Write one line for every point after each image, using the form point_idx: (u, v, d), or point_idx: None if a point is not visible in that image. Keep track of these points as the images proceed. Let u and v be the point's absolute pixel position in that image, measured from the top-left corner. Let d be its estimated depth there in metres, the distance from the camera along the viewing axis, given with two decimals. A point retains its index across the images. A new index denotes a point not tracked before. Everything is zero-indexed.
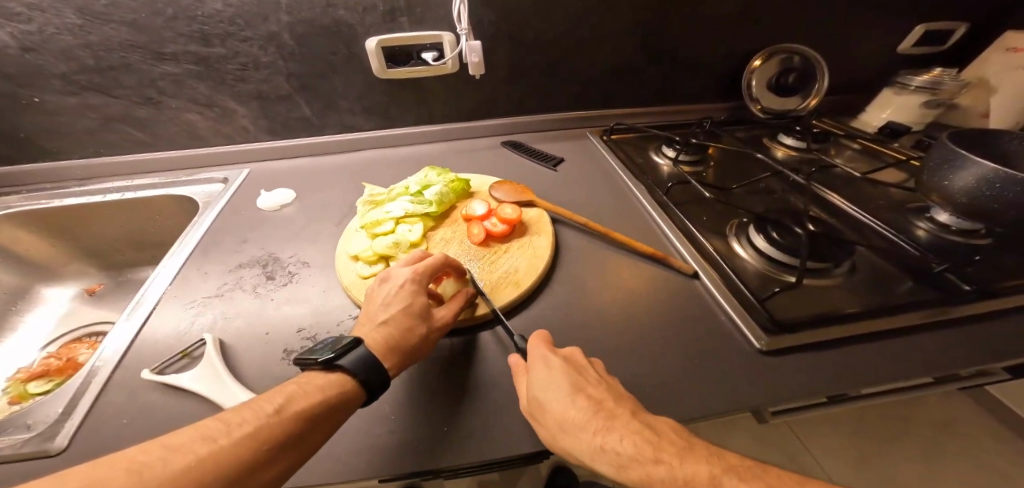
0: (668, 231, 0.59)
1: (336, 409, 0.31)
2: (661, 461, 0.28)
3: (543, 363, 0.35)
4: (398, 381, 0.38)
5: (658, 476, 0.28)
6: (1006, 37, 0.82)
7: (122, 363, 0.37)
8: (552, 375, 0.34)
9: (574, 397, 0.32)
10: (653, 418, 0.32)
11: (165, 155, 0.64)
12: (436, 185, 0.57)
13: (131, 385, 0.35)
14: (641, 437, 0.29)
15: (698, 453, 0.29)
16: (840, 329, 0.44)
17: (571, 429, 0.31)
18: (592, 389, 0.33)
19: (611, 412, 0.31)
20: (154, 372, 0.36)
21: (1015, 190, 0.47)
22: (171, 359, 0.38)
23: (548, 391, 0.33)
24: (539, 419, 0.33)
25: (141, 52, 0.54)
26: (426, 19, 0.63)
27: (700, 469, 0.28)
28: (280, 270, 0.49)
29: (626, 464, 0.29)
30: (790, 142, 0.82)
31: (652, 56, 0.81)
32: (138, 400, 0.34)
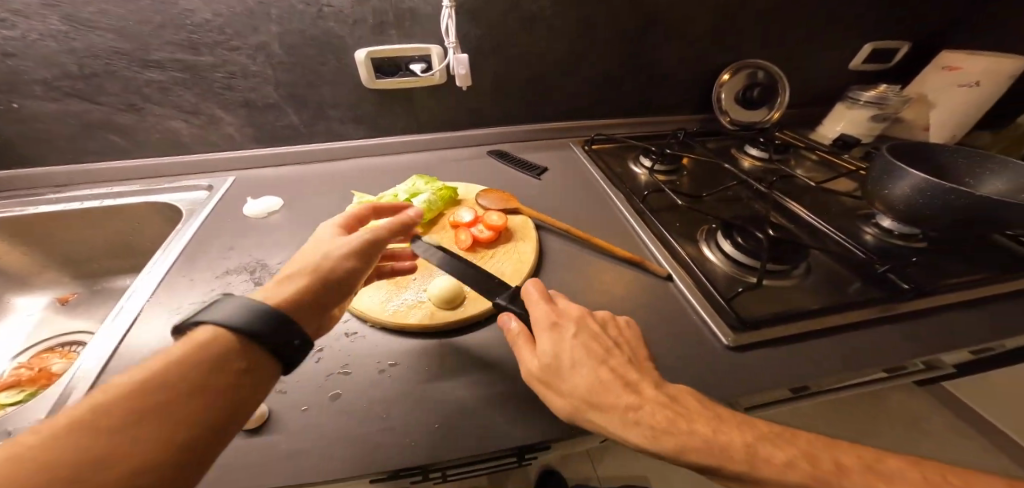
0: (645, 237, 0.63)
1: (215, 368, 0.26)
2: (695, 431, 0.30)
3: (557, 336, 0.36)
4: (389, 383, 0.40)
5: (693, 445, 0.29)
6: (941, 57, 0.90)
7: (107, 368, 0.37)
8: (572, 347, 0.35)
9: (598, 370, 0.33)
10: (671, 387, 0.34)
11: (147, 163, 0.64)
12: (424, 193, 0.59)
13: None
14: (670, 408, 0.31)
15: (729, 423, 0.31)
16: (797, 326, 0.48)
17: (599, 403, 0.32)
18: (609, 361, 0.35)
19: (636, 386, 0.33)
20: None
21: (943, 198, 0.53)
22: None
23: (570, 365, 0.34)
24: (560, 390, 0.33)
25: (127, 59, 0.54)
26: (416, 32, 0.65)
27: (735, 438, 0.30)
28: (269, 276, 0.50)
29: (658, 432, 0.30)
30: (755, 153, 0.88)
31: (629, 72, 0.86)
32: None
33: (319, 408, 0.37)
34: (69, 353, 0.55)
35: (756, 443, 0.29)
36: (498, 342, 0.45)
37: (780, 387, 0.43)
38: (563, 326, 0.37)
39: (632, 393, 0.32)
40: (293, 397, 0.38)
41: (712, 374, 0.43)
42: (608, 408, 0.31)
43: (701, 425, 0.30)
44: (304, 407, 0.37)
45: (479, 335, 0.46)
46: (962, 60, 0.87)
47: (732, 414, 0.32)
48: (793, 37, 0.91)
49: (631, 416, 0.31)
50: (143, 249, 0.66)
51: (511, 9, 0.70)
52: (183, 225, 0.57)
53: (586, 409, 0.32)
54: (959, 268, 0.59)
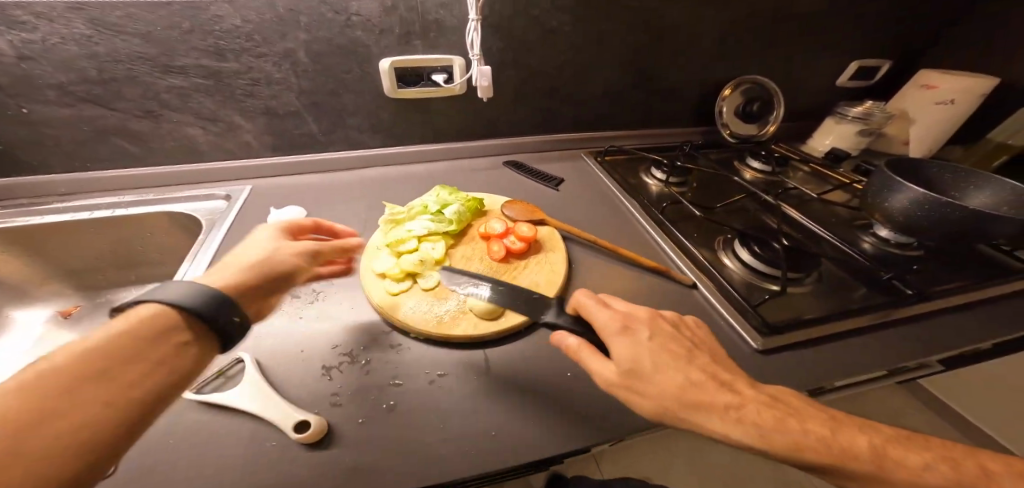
0: (665, 246, 0.66)
1: (148, 343, 0.25)
2: (808, 431, 0.32)
3: (635, 341, 0.37)
4: (442, 394, 0.40)
5: (810, 444, 0.31)
6: (921, 75, 0.99)
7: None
8: (656, 349, 0.37)
9: (688, 373, 0.35)
10: (763, 387, 0.36)
11: (159, 171, 0.62)
12: (453, 204, 0.60)
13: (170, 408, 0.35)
14: (772, 408, 0.33)
15: (837, 423, 0.33)
16: (818, 330, 0.52)
17: (698, 405, 0.33)
18: (693, 363, 0.36)
19: (731, 386, 0.35)
20: (195, 393, 0.36)
21: (941, 211, 0.58)
22: (209, 377, 0.37)
23: (654, 367, 0.35)
24: (644, 391, 0.34)
25: (150, 65, 0.53)
26: (441, 44, 0.66)
27: (848, 438, 0.32)
28: (303, 288, 0.49)
29: (767, 433, 0.31)
30: (756, 166, 0.93)
31: (638, 85, 0.89)
32: (182, 422, 0.34)
33: (375, 420, 0.37)
34: None
35: (879, 445, 0.32)
36: (541, 352, 0.46)
37: (802, 387, 0.46)
38: (636, 330, 0.39)
39: (730, 394, 0.34)
40: (349, 410, 0.37)
41: None
42: (708, 408, 0.32)
43: (814, 425, 0.32)
44: (361, 419, 0.37)
45: (521, 344, 0.47)
46: (939, 80, 0.94)
47: (836, 413, 0.35)
48: (787, 56, 0.96)
49: (733, 416, 0.32)
50: (153, 260, 0.63)
51: (532, 24, 0.72)
52: (204, 236, 0.55)
53: (682, 410, 0.33)
54: (951, 275, 0.64)
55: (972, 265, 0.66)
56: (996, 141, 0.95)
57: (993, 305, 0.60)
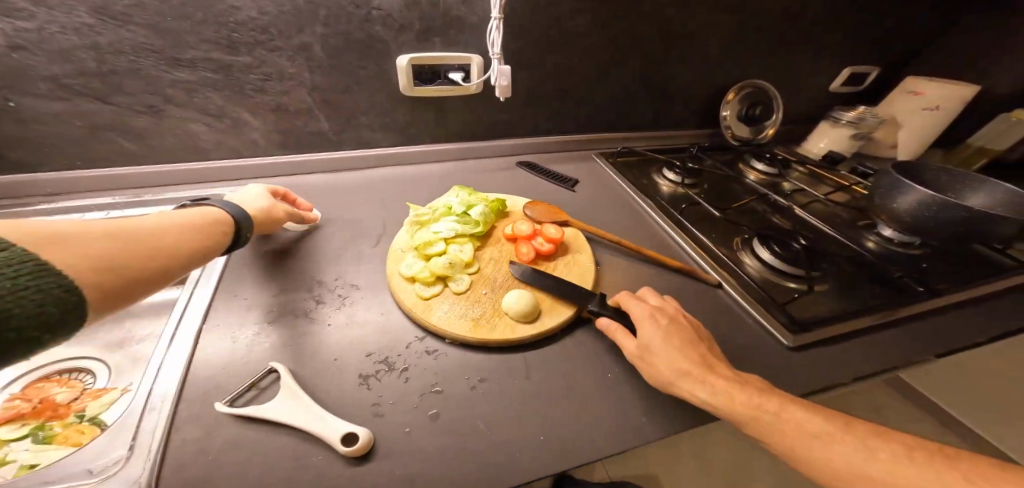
0: (685, 246, 0.66)
1: (212, 233, 0.40)
2: (768, 406, 0.36)
3: (656, 324, 0.43)
4: (488, 400, 0.39)
5: (763, 413, 0.36)
6: (908, 82, 1.03)
7: (181, 398, 0.34)
8: (664, 332, 0.42)
9: (689, 351, 0.41)
10: (744, 373, 0.41)
11: (158, 170, 0.58)
12: (478, 205, 0.58)
13: (201, 423, 0.32)
14: (744, 387, 0.38)
15: (806, 408, 0.37)
16: (842, 326, 0.53)
17: (688, 374, 0.39)
18: (699, 347, 0.42)
19: (719, 368, 0.40)
20: (228, 406, 0.33)
21: (947, 211, 0.60)
22: (242, 389, 0.35)
23: (663, 343, 0.41)
24: (647, 360, 0.41)
25: (156, 57, 0.49)
26: (459, 41, 0.65)
27: (805, 418, 0.36)
28: (329, 294, 0.46)
29: (729, 398, 0.37)
30: (761, 168, 0.94)
31: (648, 88, 0.90)
32: (218, 438, 0.31)
33: (421, 428, 0.35)
34: (68, 383, 0.51)
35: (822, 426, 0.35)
36: (581, 355, 0.45)
37: (830, 382, 0.47)
38: (660, 317, 0.45)
39: (712, 369, 0.39)
40: (393, 419, 0.36)
41: (771, 373, 0.47)
42: (694, 377, 0.38)
43: (773, 402, 0.37)
44: (406, 428, 0.35)
45: (561, 349, 0.46)
46: (924, 86, 0.99)
47: (798, 400, 0.38)
48: (786, 63, 1.00)
49: (705, 382, 0.38)
50: None
51: (551, 24, 0.71)
52: None
53: (677, 378, 0.39)
54: (951, 273, 0.67)
55: (970, 264, 0.70)
56: (975, 146, 1.02)
57: (989, 300, 0.63)
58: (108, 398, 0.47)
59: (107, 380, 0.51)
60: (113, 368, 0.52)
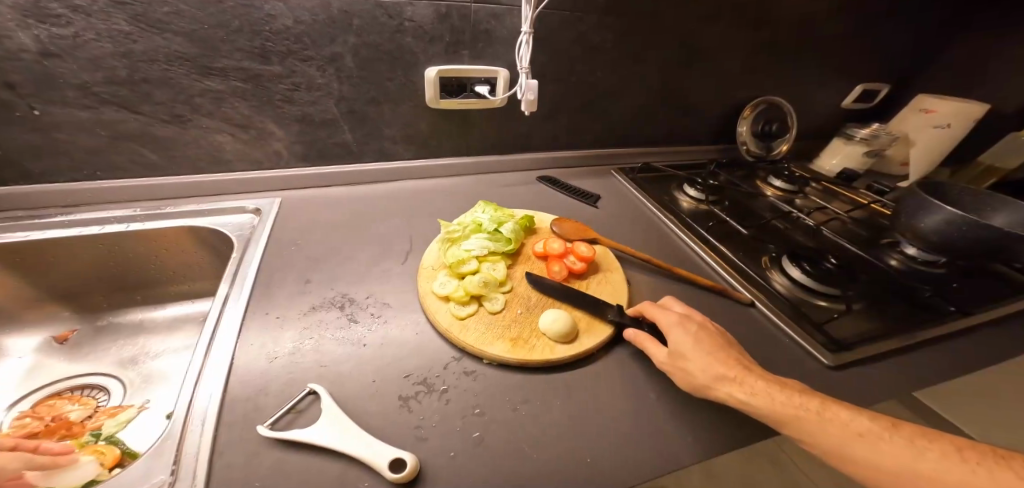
0: (713, 264, 0.65)
1: None
2: (809, 406, 0.34)
3: (684, 329, 0.42)
4: (531, 423, 0.37)
5: (807, 414, 0.34)
6: (919, 99, 1.04)
7: (220, 421, 0.31)
8: (694, 337, 0.41)
9: (722, 353, 0.39)
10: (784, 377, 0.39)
11: (178, 182, 0.56)
12: (508, 222, 0.57)
13: (240, 449, 0.30)
14: (781, 388, 0.36)
15: (848, 408, 0.35)
16: (880, 345, 0.52)
17: (725, 376, 0.37)
18: (732, 351, 0.40)
19: (755, 370, 0.38)
20: (271, 428, 0.31)
21: (976, 231, 0.60)
22: (282, 411, 0.32)
23: (696, 348, 0.39)
24: (681, 367, 0.39)
25: (189, 66, 0.48)
26: (485, 55, 0.65)
27: (849, 417, 0.33)
28: (361, 312, 0.44)
29: (769, 400, 0.35)
30: (778, 184, 0.94)
31: (667, 104, 0.90)
32: (263, 464, 0.29)
33: (468, 453, 0.33)
34: (81, 400, 0.48)
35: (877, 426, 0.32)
36: (621, 377, 0.44)
37: (875, 404, 0.46)
38: (688, 323, 0.43)
39: (750, 372, 0.38)
40: (438, 444, 0.34)
41: None
42: (729, 378, 0.37)
43: (809, 400, 0.35)
44: (451, 452, 0.33)
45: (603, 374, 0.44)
46: (936, 105, 1.00)
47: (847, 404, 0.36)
48: (801, 80, 1.01)
49: (741, 381, 0.36)
50: (170, 278, 0.58)
51: (578, 39, 0.71)
52: (240, 254, 0.49)
53: (713, 382, 0.37)
54: (977, 292, 0.67)
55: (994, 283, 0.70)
56: (985, 165, 1.04)
57: (1020, 319, 0.62)
58: (125, 415, 0.45)
59: (122, 397, 0.48)
60: (127, 385, 0.50)
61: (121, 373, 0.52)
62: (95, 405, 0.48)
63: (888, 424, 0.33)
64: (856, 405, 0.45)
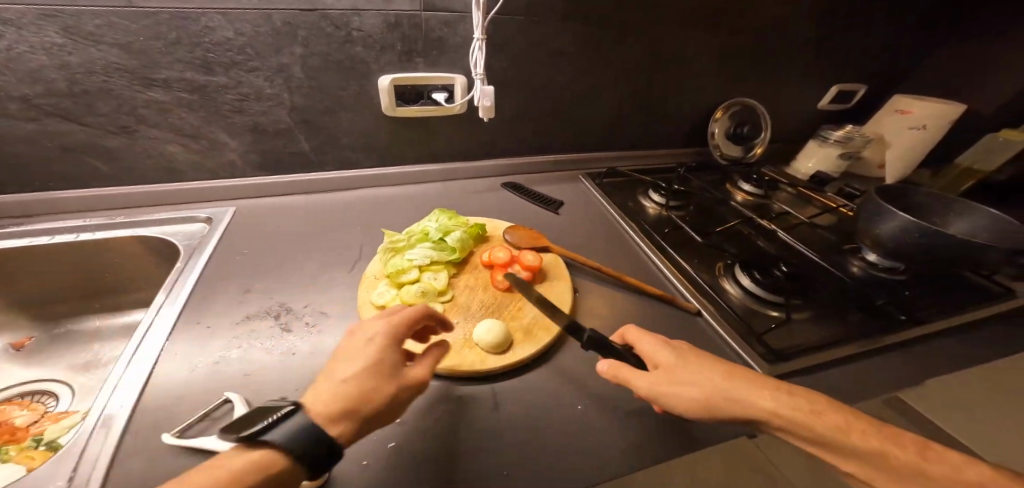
0: (668, 272, 0.65)
1: None
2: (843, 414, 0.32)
3: (671, 345, 0.38)
4: (444, 426, 0.38)
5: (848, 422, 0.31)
6: (895, 101, 1.03)
7: (127, 428, 0.32)
8: (686, 346, 0.39)
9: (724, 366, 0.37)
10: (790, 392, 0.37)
11: (128, 193, 0.58)
12: (456, 230, 0.58)
13: (144, 459, 0.30)
14: (804, 395, 0.34)
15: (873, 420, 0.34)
16: (820, 355, 0.52)
17: (739, 383, 0.34)
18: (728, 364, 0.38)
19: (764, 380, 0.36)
20: (177, 436, 0.32)
21: (928, 237, 0.60)
22: (193, 419, 0.33)
23: (697, 356, 0.37)
24: (684, 373, 0.35)
25: (129, 77, 0.49)
26: (441, 63, 0.65)
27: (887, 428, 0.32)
28: (296, 321, 0.45)
29: (804, 409, 0.32)
30: (748, 188, 0.94)
31: (636, 108, 0.90)
32: (163, 473, 0.30)
33: (380, 463, 0.34)
34: (29, 405, 0.49)
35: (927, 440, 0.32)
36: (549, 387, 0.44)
37: None
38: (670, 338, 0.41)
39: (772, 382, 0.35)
40: (350, 452, 0.34)
41: None
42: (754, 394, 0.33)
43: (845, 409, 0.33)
44: (364, 461, 0.34)
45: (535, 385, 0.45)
46: (911, 105, 0.99)
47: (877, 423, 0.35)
48: (775, 82, 1.00)
49: (771, 392, 0.33)
50: (128, 285, 0.60)
51: (537, 45, 0.71)
52: (184, 263, 0.50)
53: (726, 387, 0.34)
54: (935, 299, 0.67)
55: (957, 290, 0.70)
56: (963, 167, 1.02)
57: (974, 328, 0.62)
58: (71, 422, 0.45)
59: (73, 403, 0.50)
60: (79, 391, 0.52)
61: (72, 379, 0.53)
62: (46, 411, 0.49)
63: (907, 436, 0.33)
64: None
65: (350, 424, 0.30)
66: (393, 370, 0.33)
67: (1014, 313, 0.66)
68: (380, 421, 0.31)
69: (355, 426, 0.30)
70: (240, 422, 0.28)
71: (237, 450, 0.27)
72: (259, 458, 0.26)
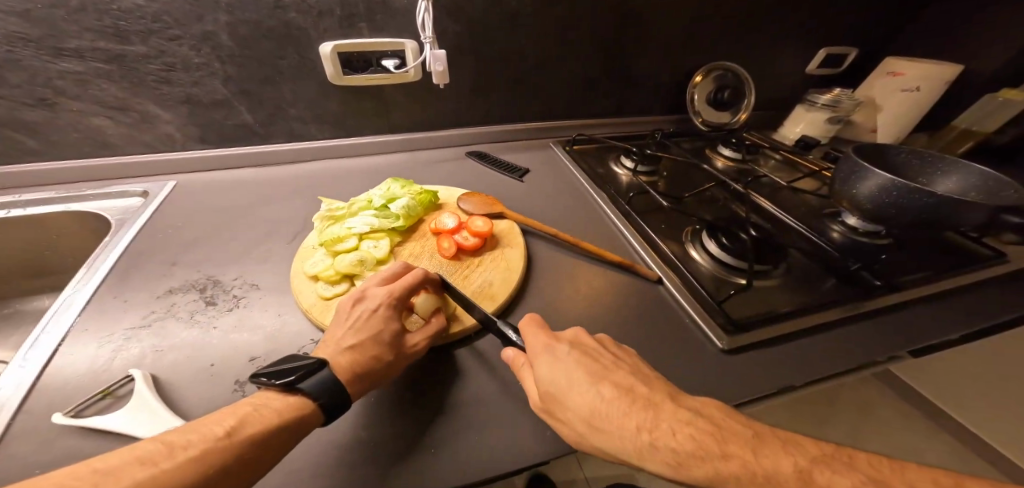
0: (632, 239, 0.62)
1: None
2: (730, 457, 0.29)
3: (553, 360, 0.37)
4: (360, 406, 0.38)
5: (729, 473, 0.29)
6: (887, 63, 0.98)
7: (20, 409, 0.34)
8: (563, 367, 0.36)
9: (598, 389, 0.35)
10: (694, 403, 0.34)
11: (63, 167, 0.59)
12: (402, 198, 0.57)
13: (33, 434, 0.32)
14: (691, 429, 0.31)
15: (773, 445, 0.30)
16: (781, 326, 0.50)
17: (609, 425, 0.33)
18: (620, 378, 0.36)
19: (653, 406, 0.34)
20: (70, 416, 0.33)
21: (906, 197, 0.56)
22: (92, 399, 0.35)
23: (572, 387, 0.35)
24: (557, 415, 0.35)
25: (34, 47, 0.50)
26: (387, 27, 0.62)
27: (782, 461, 0.29)
28: (222, 294, 0.47)
29: (682, 460, 0.30)
30: (728, 153, 0.91)
31: (607, 74, 0.86)
32: (53, 446, 0.31)
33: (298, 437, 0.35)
34: None
35: (810, 467, 0.29)
36: (477, 360, 0.44)
37: (764, 390, 0.44)
38: (557, 346, 0.38)
39: (647, 414, 0.33)
40: None
41: (699, 380, 0.44)
42: (624, 429, 0.32)
43: (735, 448, 0.30)
44: None
45: (459, 352, 0.45)
46: (905, 66, 0.93)
47: (770, 433, 0.32)
48: (756, 46, 0.95)
49: (640, 434, 0.32)
50: (76, 264, 0.62)
51: (493, 5, 0.67)
52: (113, 236, 0.53)
53: (588, 431, 0.33)
54: (917, 264, 0.63)
55: (944, 256, 0.66)
56: (960, 129, 0.95)
57: (954, 295, 0.59)
58: None
59: None
60: None
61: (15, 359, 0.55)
62: None
63: (814, 457, 0.30)
64: (736, 390, 0.43)
65: (366, 381, 0.36)
66: (392, 339, 0.39)
67: (997, 278, 0.62)
68: (389, 377, 0.38)
69: (367, 386, 0.36)
70: (273, 372, 0.34)
71: (276, 393, 0.33)
72: (294, 401, 0.33)
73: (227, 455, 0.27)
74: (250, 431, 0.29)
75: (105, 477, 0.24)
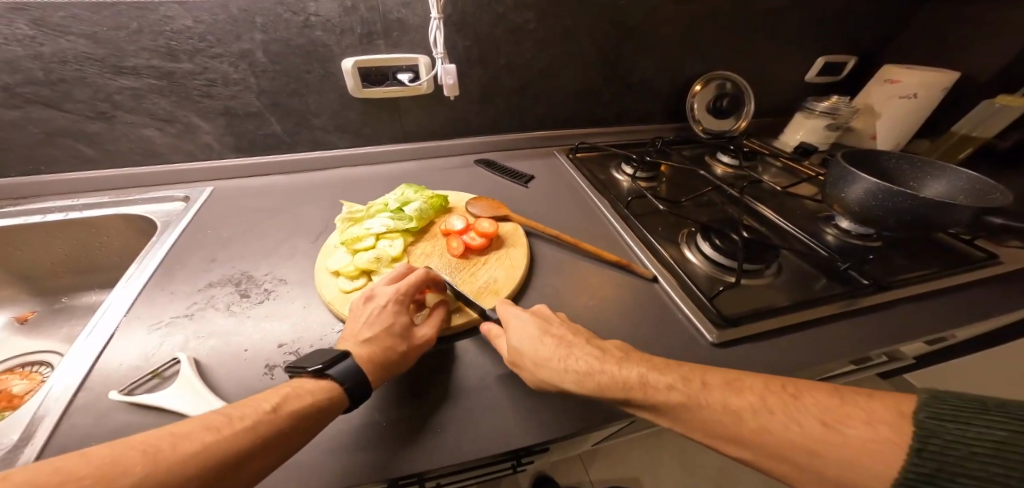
0: (630, 241, 0.66)
1: None
2: (606, 371, 0.38)
3: (519, 318, 0.44)
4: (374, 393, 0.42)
5: (603, 382, 0.37)
6: (886, 70, 0.99)
7: (81, 388, 0.39)
8: (523, 326, 0.43)
9: (542, 339, 0.41)
10: (605, 341, 0.42)
11: (113, 175, 0.66)
12: (415, 202, 0.62)
13: (98, 407, 0.38)
14: (593, 357, 0.39)
15: (636, 361, 0.39)
16: (771, 320, 0.52)
17: (541, 361, 0.40)
18: (556, 329, 0.43)
19: (571, 344, 0.41)
20: (124, 394, 0.39)
21: (891, 202, 0.59)
22: (142, 379, 0.40)
23: (520, 336, 0.42)
24: (519, 364, 0.42)
25: (98, 65, 0.56)
26: (403, 43, 0.67)
27: (635, 373, 0.37)
28: (255, 287, 0.52)
29: (584, 377, 0.38)
30: (726, 160, 0.94)
31: (609, 83, 0.90)
32: (109, 420, 0.37)
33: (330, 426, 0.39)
34: (29, 375, 0.57)
35: (648, 374, 0.37)
36: (482, 351, 0.48)
37: None
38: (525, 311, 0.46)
39: (564, 349, 0.40)
40: None
41: None
42: (552, 359, 0.40)
43: (609, 366, 0.38)
44: None
45: (463, 344, 0.48)
46: (901, 74, 0.95)
47: (638, 354, 0.40)
48: (756, 55, 0.98)
49: (563, 363, 0.39)
50: (119, 262, 0.68)
51: (499, 21, 0.72)
52: (158, 237, 0.59)
53: (529, 363, 0.41)
54: (908, 265, 0.66)
55: (935, 259, 0.68)
56: (960, 135, 0.96)
57: (947, 297, 0.60)
58: None
59: None
60: None
61: (63, 349, 0.61)
62: (41, 381, 0.57)
63: (654, 365, 0.38)
64: None
65: (385, 370, 0.40)
66: (405, 333, 0.44)
67: (989, 281, 0.64)
68: (405, 366, 0.42)
69: (385, 374, 0.40)
70: (306, 362, 0.39)
71: (309, 378, 0.38)
72: (325, 384, 0.37)
73: (273, 426, 0.32)
74: (293, 406, 0.34)
75: (183, 438, 0.29)
